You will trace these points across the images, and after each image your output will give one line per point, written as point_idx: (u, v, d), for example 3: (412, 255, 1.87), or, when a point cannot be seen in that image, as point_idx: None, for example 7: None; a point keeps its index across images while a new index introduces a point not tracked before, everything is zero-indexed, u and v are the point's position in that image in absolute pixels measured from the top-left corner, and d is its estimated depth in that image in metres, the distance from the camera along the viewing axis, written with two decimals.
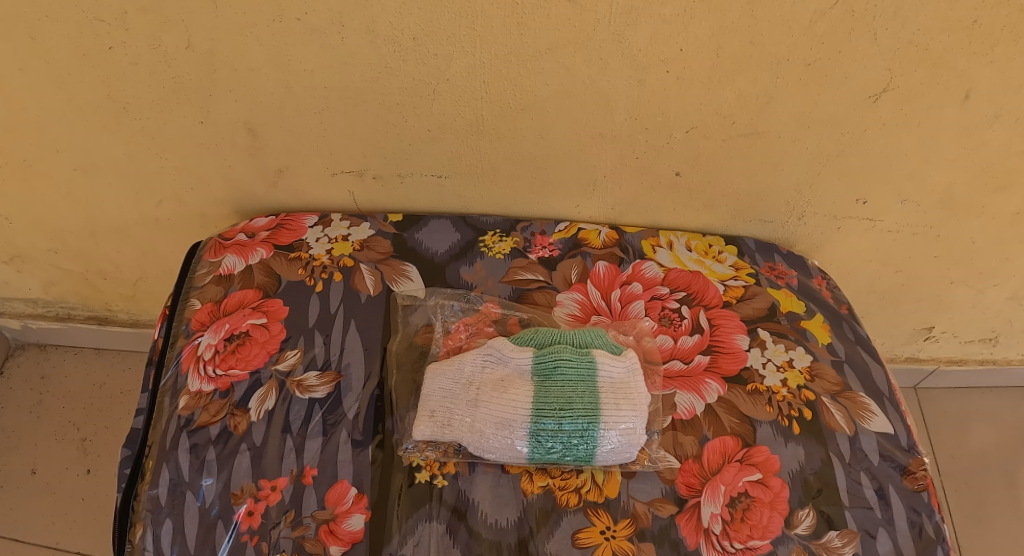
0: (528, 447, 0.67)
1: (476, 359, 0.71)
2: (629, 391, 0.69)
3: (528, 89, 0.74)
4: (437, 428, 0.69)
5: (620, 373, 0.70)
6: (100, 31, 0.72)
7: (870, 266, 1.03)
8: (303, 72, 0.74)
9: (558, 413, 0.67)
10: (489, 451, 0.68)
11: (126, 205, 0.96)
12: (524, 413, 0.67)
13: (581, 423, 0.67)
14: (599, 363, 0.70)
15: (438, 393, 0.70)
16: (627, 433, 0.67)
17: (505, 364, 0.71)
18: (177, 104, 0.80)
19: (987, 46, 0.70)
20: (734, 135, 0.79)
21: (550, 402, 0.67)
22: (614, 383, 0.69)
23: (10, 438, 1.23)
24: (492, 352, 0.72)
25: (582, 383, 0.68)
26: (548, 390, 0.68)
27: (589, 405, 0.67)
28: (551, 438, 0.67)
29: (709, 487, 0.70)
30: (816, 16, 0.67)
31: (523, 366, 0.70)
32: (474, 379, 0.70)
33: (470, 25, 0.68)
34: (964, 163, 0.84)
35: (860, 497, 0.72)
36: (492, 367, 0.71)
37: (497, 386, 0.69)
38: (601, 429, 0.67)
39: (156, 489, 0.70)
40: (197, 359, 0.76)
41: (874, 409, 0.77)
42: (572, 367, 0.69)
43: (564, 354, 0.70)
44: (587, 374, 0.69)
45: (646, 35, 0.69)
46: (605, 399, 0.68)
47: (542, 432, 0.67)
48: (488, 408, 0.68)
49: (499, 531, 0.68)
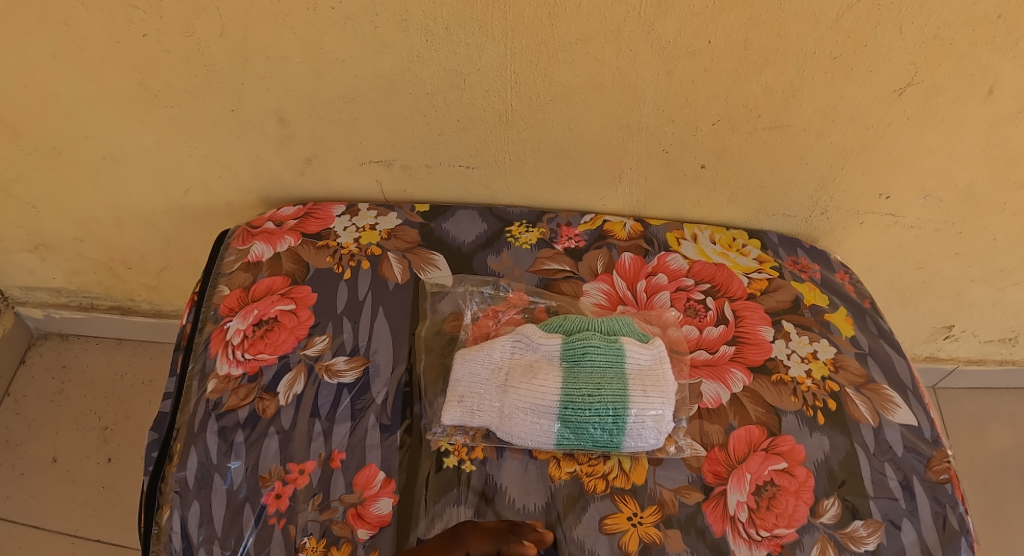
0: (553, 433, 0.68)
1: (505, 345, 0.72)
2: (657, 379, 0.69)
3: (556, 80, 0.75)
4: (471, 414, 0.70)
5: (648, 360, 0.70)
6: (134, 18, 0.74)
7: (892, 262, 1.03)
8: (334, 61, 0.75)
9: (587, 399, 0.67)
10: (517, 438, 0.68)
11: (152, 195, 0.98)
12: (550, 397, 0.68)
13: (610, 410, 0.67)
14: (626, 350, 0.70)
15: (467, 378, 0.71)
16: (656, 420, 0.67)
17: (533, 352, 0.71)
18: (209, 91, 0.81)
19: (1012, 40, 0.70)
20: (760, 128, 0.80)
21: (578, 388, 0.68)
22: (641, 371, 0.69)
23: (31, 426, 1.24)
24: (520, 342, 0.72)
25: (610, 370, 0.69)
26: (575, 376, 0.69)
27: (617, 392, 0.67)
28: (579, 423, 0.67)
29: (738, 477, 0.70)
30: (844, 9, 0.68)
31: (551, 350, 0.71)
32: (502, 364, 0.71)
33: (501, 15, 0.69)
34: (988, 159, 0.84)
35: (884, 487, 0.72)
36: (520, 353, 0.72)
37: (526, 371, 0.70)
38: (630, 415, 0.67)
39: (184, 471, 0.71)
40: (225, 343, 0.77)
41: (898, 401, 0.78)
42: (600, 353, 0.69)
43: (591, 339, 0.70)
44: (615, 361, 0.69)
45: (675, 26, 0.69)
46: (633, 386, 0.68)
47: (571, 417, 0.67)
48: (517, 393, 0.69)
49: (527, 516, 0.68)
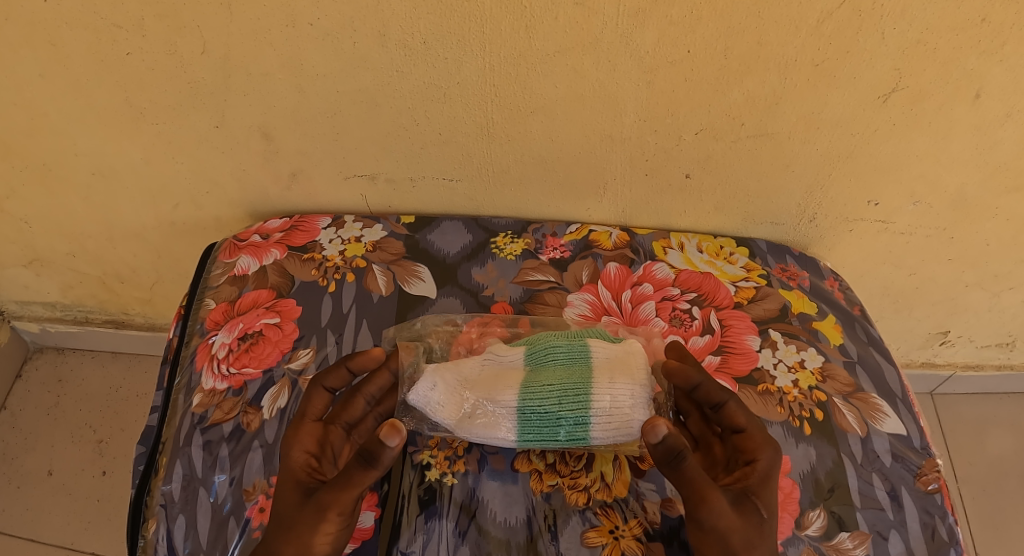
0: (527, 431, 0.67)
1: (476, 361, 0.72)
2: (626, 366, 0.69)
3: (537, 92, 0.75)
4: (441, 415, 0.69)
5: (615, 354, 0.70)
6: (118, 37, 0.74)
7: (884, 269, 1.02)
8: (316, 76, 0.75)
9: (551, 394, 0.67)
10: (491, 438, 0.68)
11: (142, 209, 0.98)
12: (519, 393, 0.68)
13: (580, 401, 0.67)
14: (591, 347, 0.70)
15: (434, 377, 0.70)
16: (625, 408, 0.67)
17: (501, 354, 0.72)
18: (193, 108, 0.81)
19: (996, 44, 0.70)
20: (743, 136, 0.80)
21: (541, 383, 0.68)
22: (609, 362, 0.69)
23: (27, 440, 1.25)
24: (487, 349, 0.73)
25: (574, 365, 0.69)
26: (542, 373, 0.69)
27: (581, 382, 0.67)
28: (551, 420, 0.67)
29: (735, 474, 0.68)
30: (823, 16, 0.68)
31: (517, 352, 0.71)
32: (471, 374, 0.71)
33: (479, 29, 0.69)
34: (977, 163, 0.84)
35: (872, 498, 0.72)
36: (489, 364, 0.72)
37: (493, 376, 0.70)
38: (595, 405, 0.66)
39: (169, 485, 0.71)
40: (211, 357, 0.77)
41: (886, 409, 0.77)
42: (563, 352, 0.70)
43: (555, 340, 0.72)
44: (579, 356, 0.70)
45: (653, 37, 0.69)
46: (598, 375, 0.68)
47: (536, 413, 0.67)
48: (485, 397, 0.69)
49: (509, 530, 0.68)
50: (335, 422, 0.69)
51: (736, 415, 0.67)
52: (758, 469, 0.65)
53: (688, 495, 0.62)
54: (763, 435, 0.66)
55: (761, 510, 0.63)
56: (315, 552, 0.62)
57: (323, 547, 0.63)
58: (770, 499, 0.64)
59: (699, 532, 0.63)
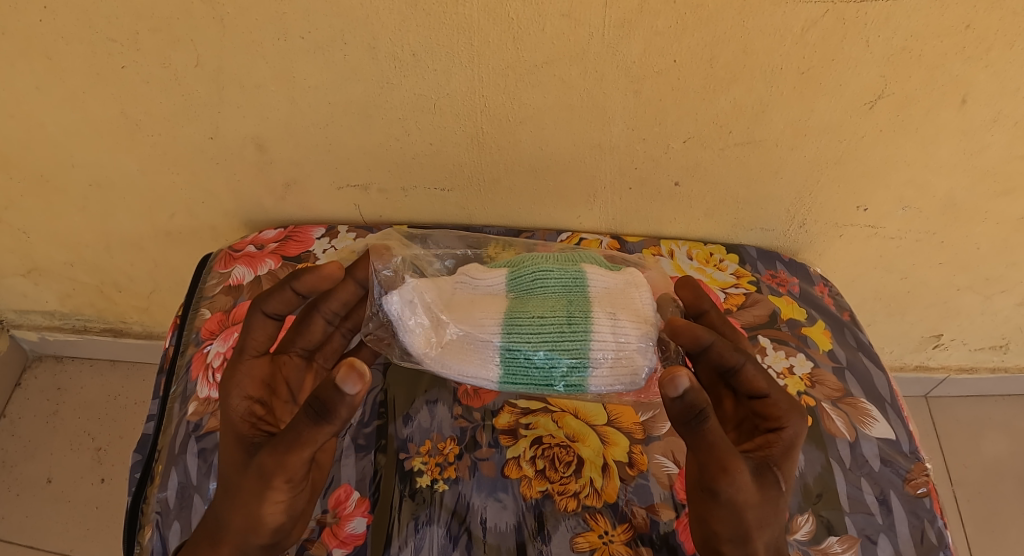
0: (509, 365, 0.66)
1: (451, 285, 0.70)
2: (624, 300, 0.68)
3: (526, 102, 0.76)
4: (414, 338, 0.66)
5: (613, 286, 0.69)
6: (112, 51, 0.75)
7: (875, 273, 1.03)
8: (308, 88, 0.76)
9: (542, 328, 0.65)
10: (466, 372, 0.66)
11: (139, 220, 0.99)
12: (506, 325, 0.66)
13: (577, 341, 0.65)
14: (586, 276, 0.68)
15: (412, 294, 0.66)
16: (625, 351, 0.66)
17: (478, 276, 0.70)
18: (187, 120, 0.82)
19: (981, 50, 0.71)
20: (731, 144, 0.80)
21: (531, 313, 0.66)
22: (606, 294, 0.68)
23: (27, 447, 1.25)
24: (463, 271, 0.71)
25: (569, 296, 0.67)
26: (530, 303, 0.67)
27: (578, 317, 0.66)
28: (541, 353, 0.65)
29: (747, 435, 0.67)
30: (807, 25, 0.69)
31: (501, 275, 0.70)
32: (450, 298, 0.69)
33: (468, 40, 0.70)
34: (965, 168, 0.84)
35: (861, 503, 0.72)
36: (463, 289, 0.70)
37: (475, 304, 0.68)
38: (592, 343, 0.65)
39: (164, 492, 0.72)
40: (206, 366, 0.78)
41: (875, 414, 0.78)
42: (556, 281, 0.68)
43: (545, 264, 0.69)
44: (574, 285, 0.68)
45: (640, 47, 0.70)
46: (596, 309, 0.66)
47: (527, 348, 0.65)
48: (467, 325, 0.67)
49: (499, 535, 0.69)
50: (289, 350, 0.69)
51: (757, 381, 0.64)
52: (782, 439, 0.64)
53: (711, 466, 0.60)
54: (788, 401, 0.64)
55: (780, 482, 0.63)
56: (266, 520, 0.63)
57: (274, 515, 0.63)
58: (789, 470, 0.64)
59: (715, 506, 0.62)
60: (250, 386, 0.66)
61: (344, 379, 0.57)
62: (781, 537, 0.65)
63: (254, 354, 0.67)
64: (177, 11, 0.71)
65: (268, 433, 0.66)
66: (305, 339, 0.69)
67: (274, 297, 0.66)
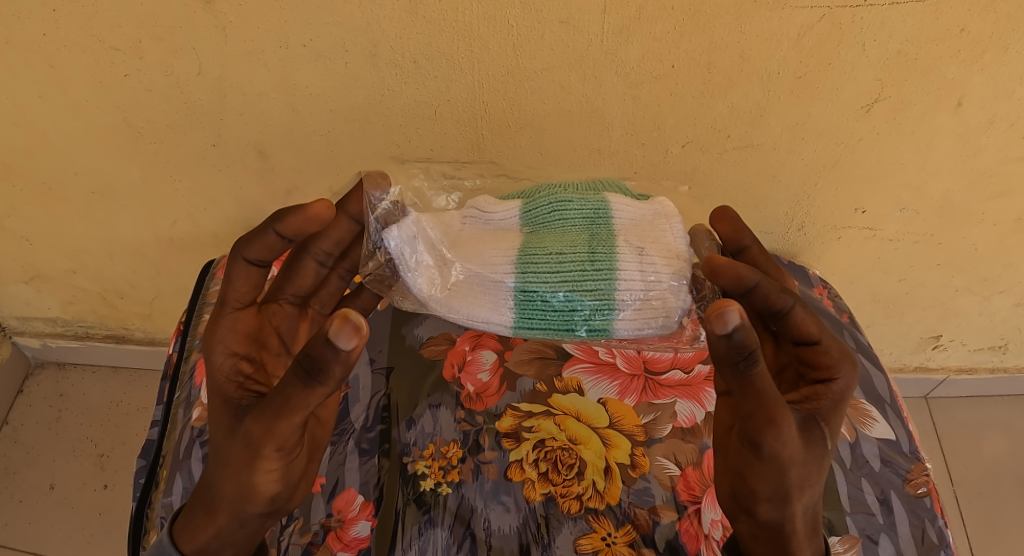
0: (524, 309, 0.61)
1: (457, 218, 0.65)
2: (653, 231, 0.62)
3: (525, 107, 0.76)
4: (418, 277, 0.62)
5: (644, 216, 0.63)
6: (115, 59, 0.76)
7: (873, 275, 1.04)
8: (309, 95, 0.77)
9: (560, 267, 0.60)
10: (475, 317, 0.62)
11: (141, 227, 1.00)
12: (518, 265, 0.61)
13: (600, 281, 0.60)
14: (612, 205, 0.62)
15: (414, 230, 0.62)
16: (653, 292, 0.60)
17: (489, 208, 0.64)
18: (190, 127, 0.83)
19: (975, 53, 0.72)
20: (729, 148, 0.81)
21: (547, 248, 0.61)
22: (634, 225, 0.62)
23: (29, 454, 1.26)
24: (471, 204, 0.65)
25: (590, 228, 0.61)
26: (547, 236, 0.62)
27: (600, 255, 0.60)
28: (558, 295, 0.60)
29: (789, 384, 0.64)
30: (804, 30, 0.70)
31: (515, 207, 0.63)
32: (457, 235, 0.64)
33: (468, 48, 0.71)
34: (961, 170, 0.85)
35: (861, 503, 0.73)
36: (472, 224, 0.64)
37: (483, 240, 0.63)
38: (616, 284, 0.60)
39: (169, 497, 0.72)
40: None
41: (875, 415, 0.79)
42: (576, 210, 0.62)
43: (564, 193, 0.63)
44: (597, 216, 0.62)
45: (638, 53, 0.71)
46: (622, 243, 0.61)
47: (544, 290, 0.60)
48: (478, 262, 0.62)
49: (503, 538, 0.69)
50: (281, 297, 0.67)
51: (808, 325, 0.61)
52: (831, 391, 0.60)
53: (757, 418, 0.55)
54: (839, 350, 0.61)
55: (825, 439, 0.60)
56: (260, 491, 0.59)
57: (269, 485, 0.60)
58: (835, 424, 0.61)
59: (757, 463, 0.58)
60: (235, 343, 0.64)
61: (338, 334, 0.52)
62: (818, 499, 0.62)
63: (237, 306, 0.65)
64: (179, 20, 0.71)
65: (258, 393, 0.63)
66: (295, 285, 0.68)
67: (257, 243, 0.63)
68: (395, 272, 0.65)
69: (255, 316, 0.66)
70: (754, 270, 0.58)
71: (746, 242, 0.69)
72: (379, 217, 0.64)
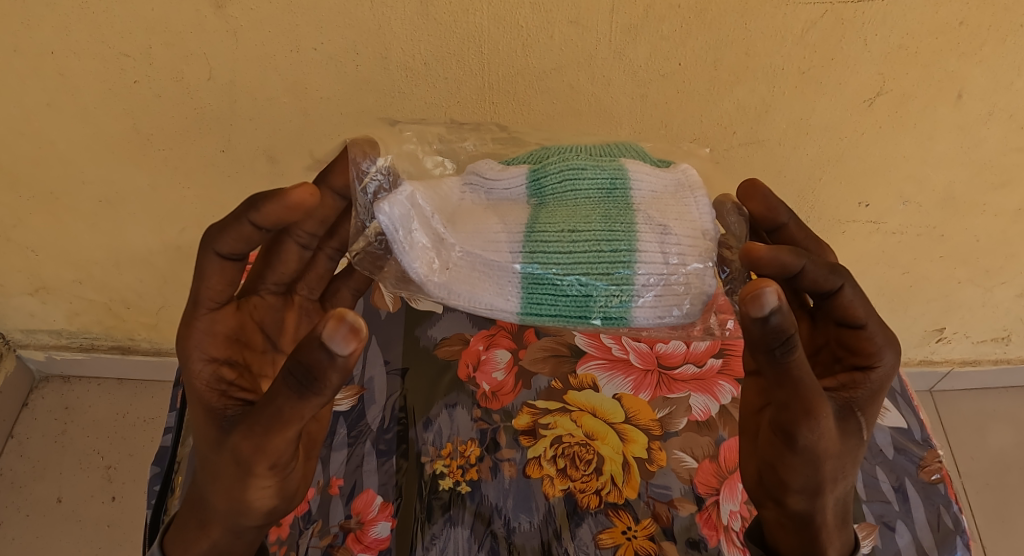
0: (533, 292, 0.59)
1: (457, 186, 0.62)
2: (671, 204, 0.60)
3: (534, 108, 0.77)
4: (414, 259, 0.59)
5: (665, 188, 0.61)
6: (125, 66, 0.76)
7: (878, 269, 1.04)
8: (319, 99, 0.77)
9: (573, 246, 0.59)
10: (478, 301, 0.60)
11: (148, 235, 1.00)
12: (529, 246, 0.59)
13: (616, 263, 0.58)
14: (631, 177, 0.61)
15: (411, 205, 0.59)
16: (670, 274, 0.59)
17: (493, 176, 0.61)
18: (199, 133, 0.83)
19: (975, 46, 0.73)
20: (736, 144, 0.81)
21: (556, 226, 0.59)
22: (653, 198, 0.60)
23: (35, 468, 1.25)
24: (473, 169, 0.62)
25: (604, 201, 0.60)
26: (556, 212, 0.60)
27: (616, 234, 0.59)
28: (569, 276, 0.59)
29: (824, 365, 0.65)
30: (808, 26, 0.71)
31: (522, 175, 0.61)
32: (458, 208, 0.61)
33: (478, 49, 0.71)
34: (963, 161, 0.86)
35: (877, 491, 0.74)
36: (473, 194, 0.62)
37: (486, 214, 0.61)
38: (632, 262, 0.59)
39: None
40: None
41: (886, 404, 0.80)
42: (591, 182, 0.60)
43: (576, 161, 0.61)
44: (613, 189, 0.60)
45: (645, 52, 0.72)
46: (641, 220, 0.59)
47: (555, 271, 0.59)
48: (479, 240, 0.60)
49: (524, 534, 0.69)
50: (261, 289, 0.66)
51: (855, 307, 0.61)
52: (868, 381, 0.61)
53: (793, 409, 0.55)
54: (883, 336, 0.62)
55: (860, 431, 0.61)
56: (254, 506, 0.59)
57: (262, 500, 0.60)
58: (871, 414, 0.62)
59: (789, 454, 0.58)
60: (214, 347, 0.60)
61: (333, 337, 0.49)
62: (848, 491, 0.62)
63: (213, 306, 0.61)
64: (190, 25, 0.72)
65: (245, 400, 0.61)
66: (277, 273, 0.66)
67: (231, 235, 0.58)
68: (388, 250, 0.63)
69: (234, 314, 0.62)
70: (799, 253, 0.57)
71: (783, 220, 0.68)
72: (369, 188, 0.61)
